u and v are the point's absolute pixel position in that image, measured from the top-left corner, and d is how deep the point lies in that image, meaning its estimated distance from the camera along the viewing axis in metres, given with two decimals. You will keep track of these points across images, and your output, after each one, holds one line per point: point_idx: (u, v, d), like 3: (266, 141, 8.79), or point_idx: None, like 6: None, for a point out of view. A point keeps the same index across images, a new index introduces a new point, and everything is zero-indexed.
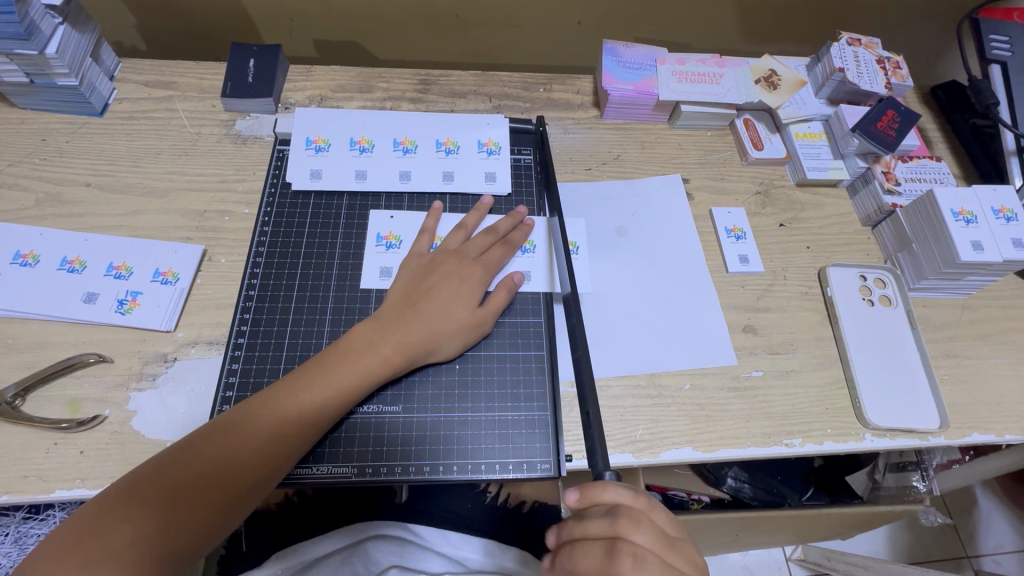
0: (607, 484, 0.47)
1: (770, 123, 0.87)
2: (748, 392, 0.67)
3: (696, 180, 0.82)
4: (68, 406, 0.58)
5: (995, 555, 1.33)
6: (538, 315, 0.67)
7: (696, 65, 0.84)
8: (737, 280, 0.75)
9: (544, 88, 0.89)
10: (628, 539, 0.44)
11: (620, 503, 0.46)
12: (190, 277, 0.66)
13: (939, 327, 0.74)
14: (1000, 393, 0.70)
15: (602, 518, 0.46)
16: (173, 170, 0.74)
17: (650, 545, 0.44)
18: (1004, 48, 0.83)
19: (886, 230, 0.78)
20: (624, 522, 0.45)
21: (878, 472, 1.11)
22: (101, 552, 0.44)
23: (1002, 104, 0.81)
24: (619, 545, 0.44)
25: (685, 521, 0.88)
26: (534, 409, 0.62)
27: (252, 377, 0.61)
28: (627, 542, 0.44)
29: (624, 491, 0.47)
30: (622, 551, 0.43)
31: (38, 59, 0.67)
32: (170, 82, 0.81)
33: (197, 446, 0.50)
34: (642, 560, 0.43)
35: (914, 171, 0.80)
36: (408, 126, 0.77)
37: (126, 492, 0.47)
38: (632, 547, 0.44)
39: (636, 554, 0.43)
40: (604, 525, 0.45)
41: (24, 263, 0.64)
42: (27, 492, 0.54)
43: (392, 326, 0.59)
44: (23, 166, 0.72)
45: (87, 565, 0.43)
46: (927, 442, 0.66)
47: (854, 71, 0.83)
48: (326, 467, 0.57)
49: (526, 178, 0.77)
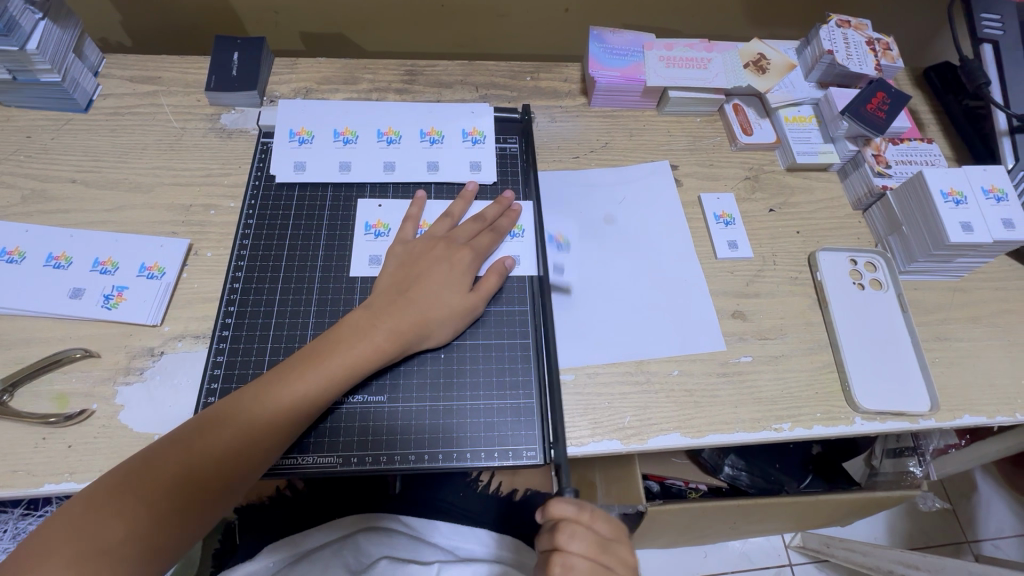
0: (555, 499, 0.49)
1: (760, 107, 0.86)
2: (736, 377, 0.67)
3: (685, 166, 0.82)
4: (56, 401, 0.58)
5: (995, 540, 1.33)
6: (524, 304, 0.67)
7: (683, 51, 0.83)
8: (726, 266, 0.74)
9: (531, 76, 0.88)
10: (565, 551, 0.47)
11: (564, 517, 0.48)
12: (176, 271, 0.66)
13: (930, 310, 0.74)
14: (992, 375, 0.70)
15: (546, 528, 0.49)
16: (158, 165, 0.74)
17: (584, 556, 0.47)
18: (995, 27, 0.81)
19: (876, 213, 0.78)
20: (562, 536, 0.47)
21: (876, 458, 1.12)
22: (96, 548, 0.44)
23: (994, 84, 0.80)
24: (555, 555, 0.47)
25: (680, 509, 0.88)
26: (519, 397, 0.62)
27: (237, 370, 0.61)
28: (563, 555, 0.47)
29: (570, 506, 0.48)
30: (554, 563, 0.47)
31: (20, 56, 0.67)
32: (155, 77, 0.81)
33: (187, 440, 0.50)
34: (572, 570, 0.46)
35: (905, 153, 0.79)
36: (392, 116, 0.77)
37: (117, 488, 0.47)
38: (564, 559, 0.47)
39: (566, 566, 0.46)
40: (548, 536, 0.48)
41: (9, 260, 0.64)
42: (16, 487, 0.54)
43: (382, 314, 0.59)
44: (8, 163, 0.72)
45: (82, 561, 0.44)
46: (917, 425, 0.66)
47: (843, 54, 0.82)
48: (312, 457, 0.57)
49: (511, 167, 0.77)
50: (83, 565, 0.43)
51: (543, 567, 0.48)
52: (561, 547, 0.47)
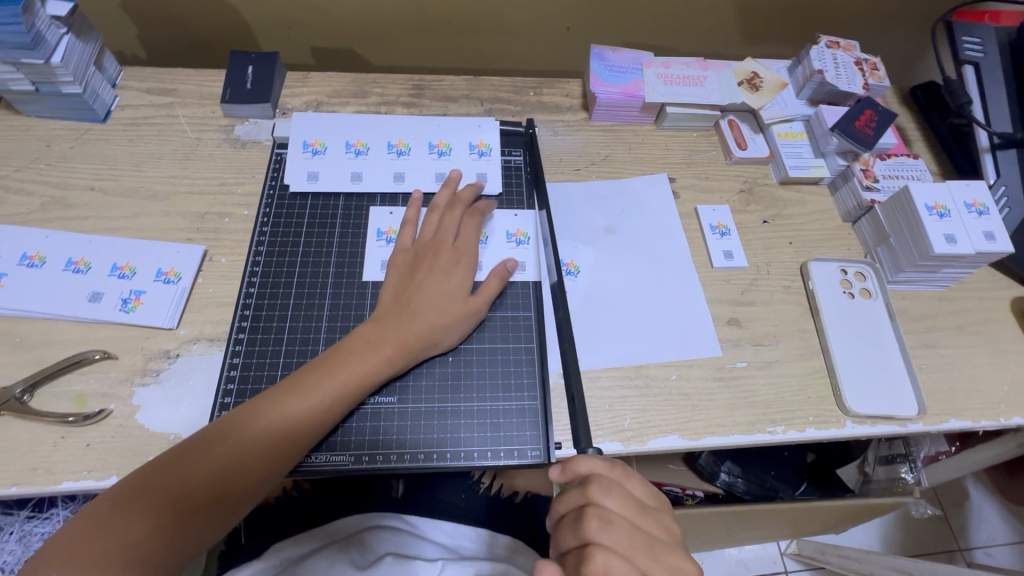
0: (584, 457, 0.52)
1: (753, 123, 0.90)
2: (732, 381, 0.69)
3: (682, 179, 0.85)
4: (74, 401, 0.60)
5: (986, 548, 1.35)
6: (528, 309, 0.69)
7: (681, 69, 0.86)
8: (722, 274, 0.77)
9: (534, 92, 0.91)
10: (599, 504, 0.49)
11: (595, 472, 0.50)
12: (192, 276, 0.68)
13: (918, 318, 0.77)
14: (977, 381, 0.73)
15: (576, 485, 0.50)
16: (174, 174, 0.76)
17: (619, 511, 0.48)
18: (976, 49, 0.86)
19: (866, 225, 0.81)
20: (596, 488, 0.49)
21: (868, 465, 1.13)
22: (121, 544, 0.46)
23: (975, 103, 0.84)
24: (589, 509, 0.48)
25: (677, 513, 0.90)
26: (524, 398, 0.64)
27: (252, 372, 0.63)
28: (597, 507, 0.48)
29: (597, 462, 0.51)
30: (590, 515, 0.48)
31: (44, 68, 0.70)
32: (170, 90, 0.84)
33: (208, 445, 0.52)
34: (609, 524, 0.47)
35: (892, 168, 0.82)
36: (401, 129, 0.80)
37: (141, 489, 0.49)
38: (600, 511, 0.48)
39: (603, 519, 0.48)
40: (579, 492, 0.50)
41: (30, 265, 0.66)
42: (36, 484, 0.56)
43: (391, 324, 0.61)
44: (28, 171, 0.74)
45: (106, 557, 0.45)
46: (906, 428, 0.68)
47: (833, 73, 0.86)
48: (325, 456, 0.59)
49: (516, 178, 0.80)
50: (108, 560, 0.45)
51: (577, 522, 0.48)
52: (596, 500, 0.49)
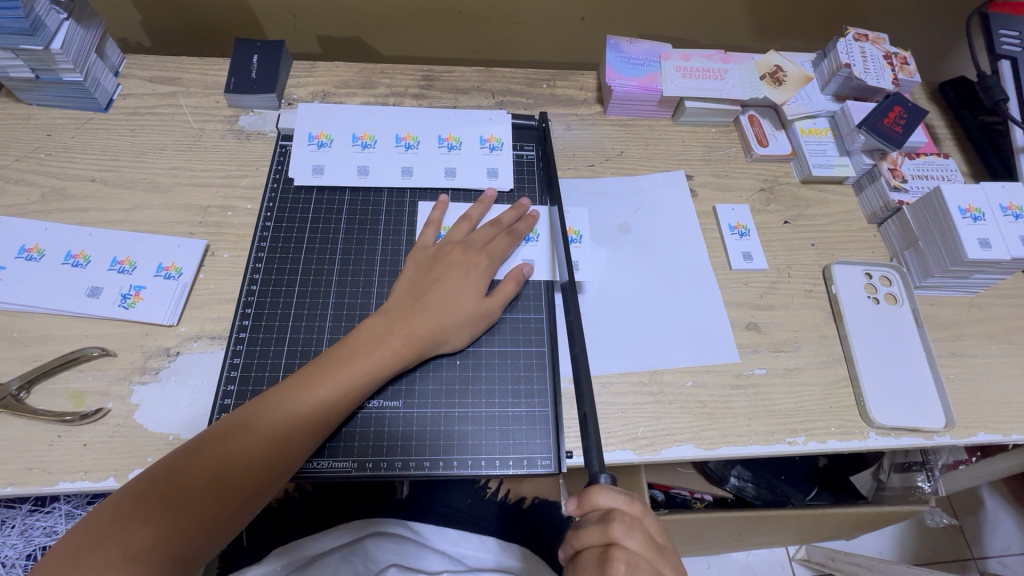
0: (602, 490, 0.48)
1: (775, 119, 0.86)
2: (750, 389, 0.66)
3: (700, 176, 0.82)
4: (72, 399, 0.59)
5: (1001, 557, 1.32)
6: (540, 312, 0.67)
7: (700, 61, 0.83)
8: (741, 277, 0.74)
9: (547, 84, 0.88)
10: (623, 546, 0.46)
11: (616, 508, 0.47)
12: (194, 272, 0.66)
13: (946, 325, 0.74)
14: (1007, 393, 0.70)
15: (597, 523, 0.47)
16: (176, 166, 0.74)
17: (643, 553, 0.46)
18: (1014, 43, 0.82)
19: (892, 228, 0.78)
20: (618, 528, 0.46)
21: (884, 472, 1.10)
22: (123, 555, 0.44)
23: (1011, 100, 0.80)
24: (614, 551, 0.45)
25: (687, 519, 0.88)
26: (535, 405, 0.62)
27: (253, 373, 0.61)
28: (622, 549, 0.46)
29: (618, 496, 0.48)
30: (615, 558, 0.45)
31: (44, 55, 0.67)
32: (174, 78, 0.82)
33: (211, 447, 0.50)
34: (634, 567, 0.45)
35: (922, 168, 0.79)
36: (410, 122, 0.77)
37: (142, 495, 0.47)
38: (626, 554, 0.45)
39: (629, 562, 0.45)
40: (600, 531, 0.47)
41: (28, 258, 0.64)
42: (31, 485, 0.54)
43: (399, 319, 0.59)
44: (28, 161, 0.72)
45: (108, 568, 0.43)
46: (933, 441, 0.65)
47: (861, 67, 0.82)
48: (327, 462, 0.57)
49: (528, 174, 0.77)
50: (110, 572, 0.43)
51: (601, 565, 0.45)
52: (619, 541, 0.46)
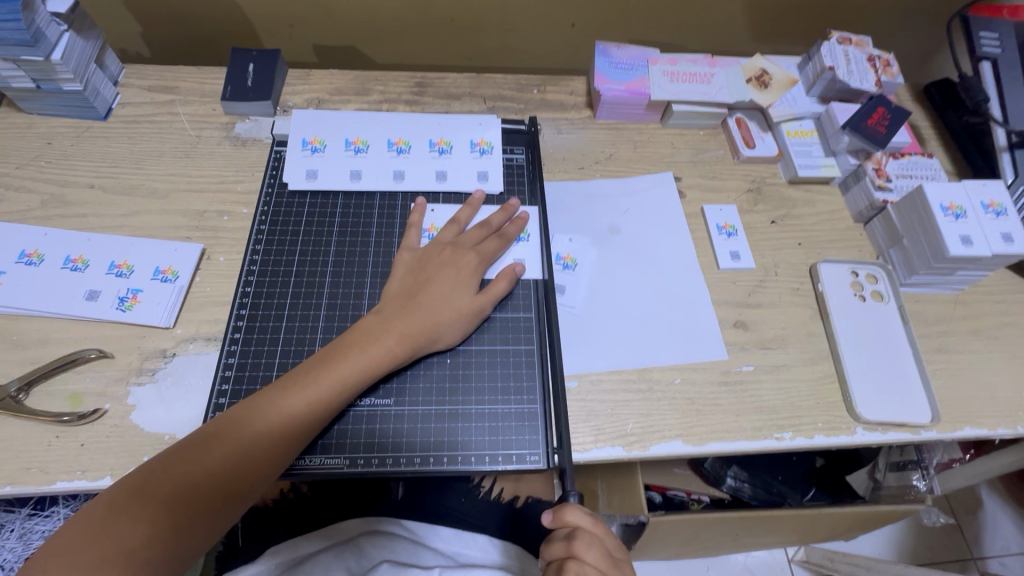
0: (569, 505, 0.50)
1: (762, 121, 0.88)
2: (738, 386, 0.67)
3: (688, 178, 0.83)
4: (70, 400, 0.60)
5: (1001, 557, 1.32)
6: (529, 311, 0.68)
7: (687, 65, 0.85)
8: (728, 276, 0.75)
9: (537, 89, 0.90)
10: (580, 562, 0.48)
11: (580, 526, 0.49)
12: (190, 275, 0.68)
13: (931, 322, 0.75)
14: (993, 388, 0.71)
15: (561, 538, 0.49)
16: (173, 172, 0.76)
17: (598, 572, 0.47)
18: (994, 44, 0.83)
19: (877, 226, 0.79)
20: (579, 544, 0.48)
21: (880, 471, 1.09)
22: (118, 551, 0.45)
23: (993, 100, 0.82)
24: (569, 566, 0.47)
25: (682, 519, 0.88)
26: (524, 402, 0.63)
27: (247, 372, 0.62)
28: (578, 565, 0.47)
29: (585, 516, 0.50)
30: (570, 572, 0.47)
31: (44, 65, 0.69)
32: (172, 87, 0.84)
33: (205, 446, 0.51)
34: None
35: (906, 167, 0.80)
36: (402, 127, 0.79)
37: (138, 492, 0.48)
38: (581, 570, 0.47)
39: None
40: (562, 546, 0.49)
41: (28, 263, 0.66)
42: (29, 484, 0.55)
43: (393, 319, 0.60)
44: (29, 169, 0.74)
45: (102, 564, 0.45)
46: (918, 436, 0.66)
47: (844, 70, 0.84)
48: (319, 459, 0.58)
49: (517, 177, 0.78)
50: (105, 567, 0.45)
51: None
52: (578, 557, 0.48)
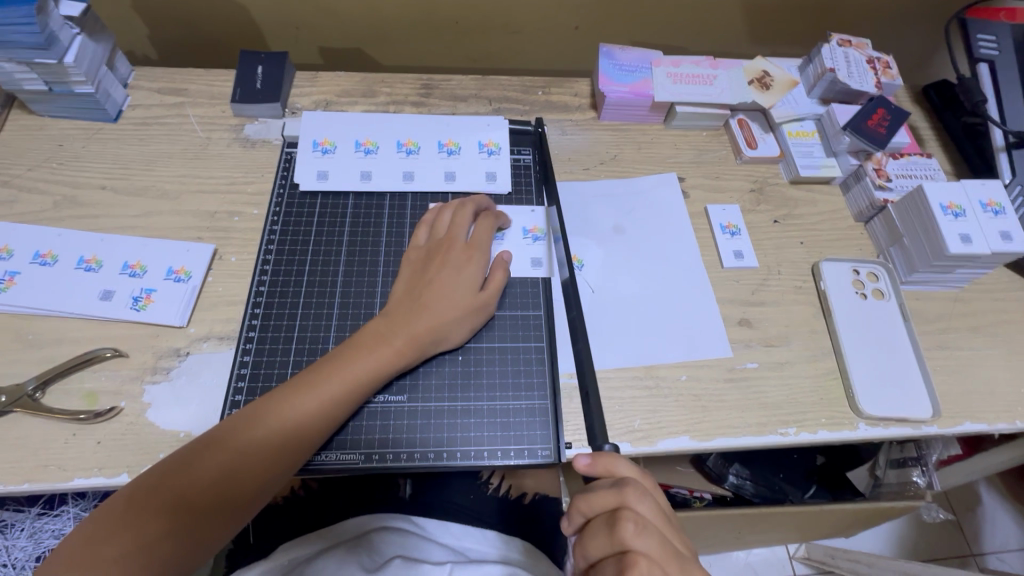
0: (615, 459, 0.52)
1: (764, 122, 0.89)
2: (743, 382, 0.69)
3: (691, 178, 0.84)
4: (85, 398, 0.61)
5: (999, 553, 1.33)
6: (538, 309, 0.69)
7: (691, 67, 0.86)
8: (732, 275, 0.77)
9: (542, 91, 0.91)
10: (633, 508, 0.48)
11: (627, 476, 0.51)
12: (202, 274, 0.69)
13: (932, 319, 0.76)
14: (992, 383, 0.72)
15: (608, 487, 0.50)
16: (184, 173, 0.77)
17: (652, 517, 0.48)
18: (990, 47, 0.85)
19: (878, 226, 0.80)
20: (631, 491, 0.49)
21: (880, 469, 1.12)
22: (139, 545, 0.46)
23: (990, 102, 0.83)
24: (624, 512, 0.48)
25: (686, 516, 0.89)
26: (534, 397, 0.64)
27: (262, 370, 0.63)
28: (632, 510, 0.48)
29: (630, 468, 0.52)
30: (626, 516, 0.47)
31: (57, 68, 0.70)
32: (181, 89, 0.84)
33: (222, 442, 0.52)
34: (643, 526, 0.47)
35: (906, 167, 0.81)
36: (411, 128, 0.80)
37: (157, 487, 0.49)
38: (635, 514, 0.47)
39: (638, 521, 0.47)
40: (613, 493, 0.49)
41: (42, 263, 0.67)
42: (47, 481, 0.56)
43: (402, 318, 0.61)
44: (41, 170, 0.74)
45: (124, 556, 0.46)
46: (920, 431, 0.67)
47: (845, 71, 0.85)
48: (334, 454, 0.59)
49: (525, 177, 0.80)
50: (127, 559, 0.46)
51: (611, 525, 0.47)
52: (631, 503, 0.48)
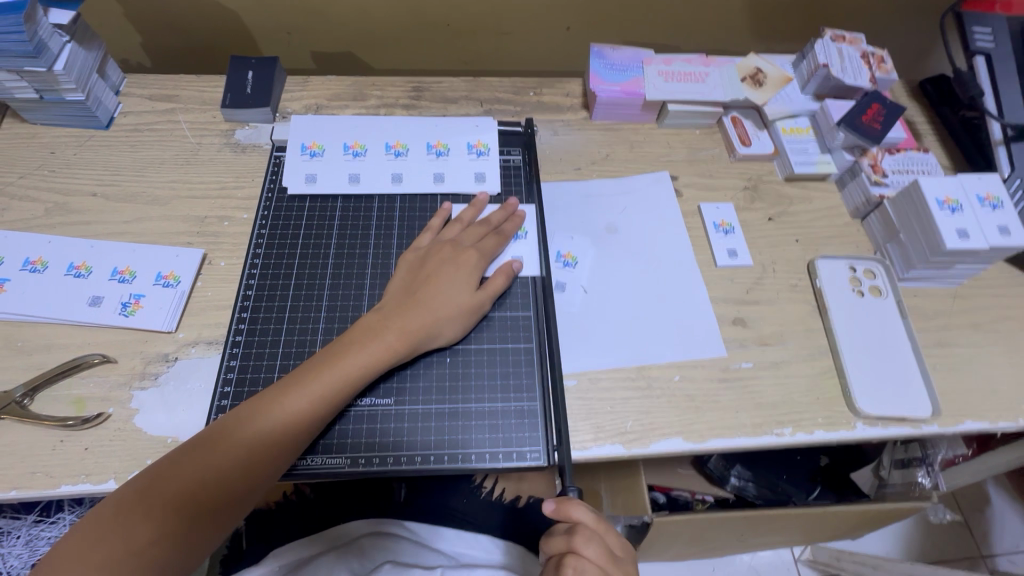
0: (574, 502, 0.52)
1: (757, 120, 0.88)
2: (737, 382, 0.68)
3: (684, 177, 0.83)
4: (74, 404, 0.60)
5: (1010, 555, 1.31)
6: (527, 309, 0.68)
7: (682, 66, 0.86)
8: (726, 274, 0.76)
9: (533, 92, 0.91)
10: (579, 554, 0.49)
11: (582, 521, 0.51)
12: (191, 280, 0.68)
13: (931, 316, 0.75)
14: (994, 381, 0.70)
15: (562, 533, 0.51)
16: (175, 179, 0.77)
17: (597, 563, 0.49)
18: (987, 39, 0.83)
19: (874, 222, 0.79)
20: (579, 539, 0.50)
21: (885, 470, 1.10)
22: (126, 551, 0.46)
23: (987, 95, 0.82)
24: (568, 559, 0.49)
25: (686, 520, 0.87)
26: (523, 399, 0.63)
27: (249, 375, 0.63)
28: (577, 557, 0.49)
29: (588, 512, 0.51)
30: (568, 565, 0.49)
31: (47, 76, 0.71)
32: (172, 96, 0.85)
33: (210, 444, 0.51)
34: (583, 575, 0.49)
35: (902, 163, 0.81)
36: (400, 131, 0.80)
37: (144, 492, 0.48)
38: (578, 562, 0.49)
39: (579, 569, 0.49)
40: (563, 539, 0.51)
41: (33, 270, 0.67)
42: (34, 488, 0.56)
43: (392, 315, 0.61)
44: (33, 178, 0.75)
45: (112, 563, 0.45)
46: (919, 430, 0.66)
47: (838, 67, 0.84)
48: (320, 458, 0.58)
49: (514, 177, 0.79)
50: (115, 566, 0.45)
51: (556, 570, 0.50)
52: (577, 550, 0.50)
